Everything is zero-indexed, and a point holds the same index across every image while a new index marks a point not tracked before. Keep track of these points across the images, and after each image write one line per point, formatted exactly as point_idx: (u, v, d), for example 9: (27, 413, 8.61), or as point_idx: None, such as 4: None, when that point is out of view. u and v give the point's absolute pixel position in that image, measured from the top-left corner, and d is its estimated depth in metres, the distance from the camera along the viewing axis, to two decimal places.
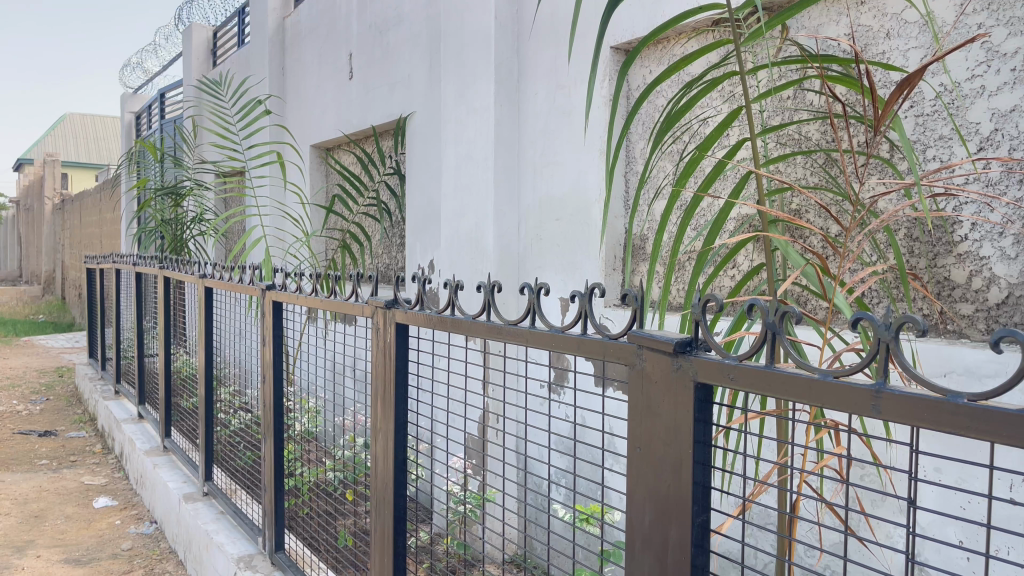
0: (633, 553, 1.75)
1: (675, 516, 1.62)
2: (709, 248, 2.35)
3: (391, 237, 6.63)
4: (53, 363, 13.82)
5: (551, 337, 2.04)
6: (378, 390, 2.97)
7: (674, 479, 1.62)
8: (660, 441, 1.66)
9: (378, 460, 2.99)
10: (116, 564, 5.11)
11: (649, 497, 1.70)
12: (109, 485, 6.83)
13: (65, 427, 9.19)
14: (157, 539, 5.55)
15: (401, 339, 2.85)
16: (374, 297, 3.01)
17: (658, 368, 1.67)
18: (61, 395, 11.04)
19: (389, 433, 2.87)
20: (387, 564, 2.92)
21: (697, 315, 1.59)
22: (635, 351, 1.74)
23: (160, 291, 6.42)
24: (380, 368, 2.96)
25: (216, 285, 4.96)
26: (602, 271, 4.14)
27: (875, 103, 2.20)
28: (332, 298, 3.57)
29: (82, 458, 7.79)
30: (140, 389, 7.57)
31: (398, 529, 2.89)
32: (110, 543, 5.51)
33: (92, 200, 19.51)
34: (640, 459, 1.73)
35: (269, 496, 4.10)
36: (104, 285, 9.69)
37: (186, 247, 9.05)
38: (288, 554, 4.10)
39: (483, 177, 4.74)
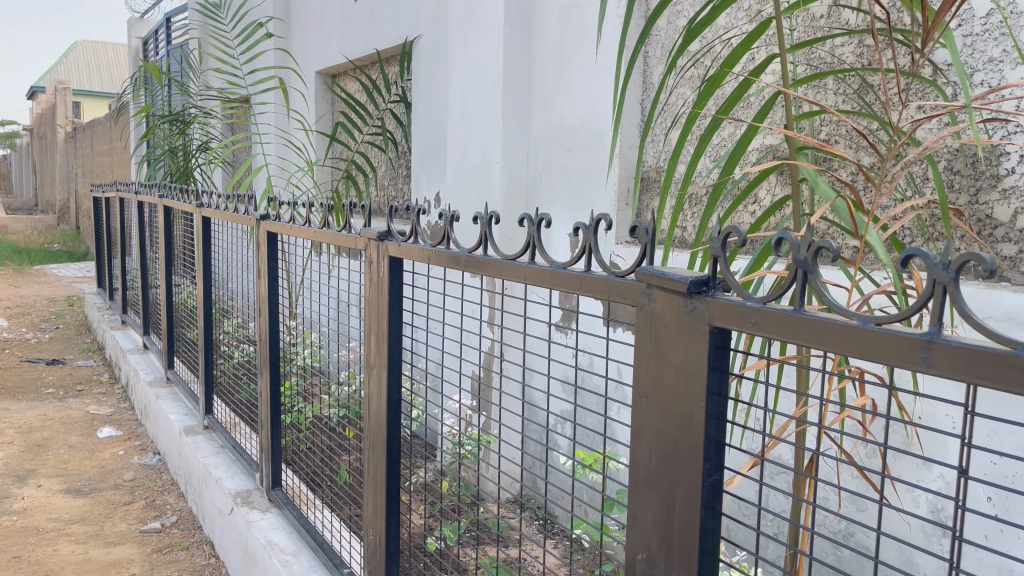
0: (634, 510, 1.60)
1: (682, 473, 1.45)
2: (728, 176, 2.12)
3: (397, 167, 6.39)
4: (64, 291, 13.83)
5: (551, 274, 1.84)
6: (371, 328, 2.81)
7: (684, 434, 1.45)
8: (670, 390, 1.48)
9: (371, 398, 2.85)
10: (118, 495, 5.07)
11: (652, 450, 1.53)
12: (115, 415, 6.77)
13: (73, 356, 9.15)
14: (160, 470, 5.48)
15: (395, 273, 2.66)
16: (367, 228, 2.81)
17: (668, 308, 1.48)
18: (71, 324, 11.01)
19: (383, 371, 2.71)
20: (380, 506, 2.81)
21: (716, 251, 1.38)
22: (644, 290, 1.54)
23: (161, 220, 6.26)
24: (373, 305, 2.79)
25: (214, 215, 4.77)
26: (614, 206, 3.92)
27: (926, 13, 1.93)
28: (327, 230, 3.37)
29: (89, 387, 7.74)
30: (145, 319, 7.48)
31: (393, 471, 2.77)
32: (112, 474, 5.45)
33: (102, 128, 19.30)
34: (647, 411, 1.55)
35: (266, 432, 3.95)
36: (111, 213, 9.52)
37: (191, 176, 8.84)
38: (285, 491, 3.96)
39: (491, 103, 4.49)
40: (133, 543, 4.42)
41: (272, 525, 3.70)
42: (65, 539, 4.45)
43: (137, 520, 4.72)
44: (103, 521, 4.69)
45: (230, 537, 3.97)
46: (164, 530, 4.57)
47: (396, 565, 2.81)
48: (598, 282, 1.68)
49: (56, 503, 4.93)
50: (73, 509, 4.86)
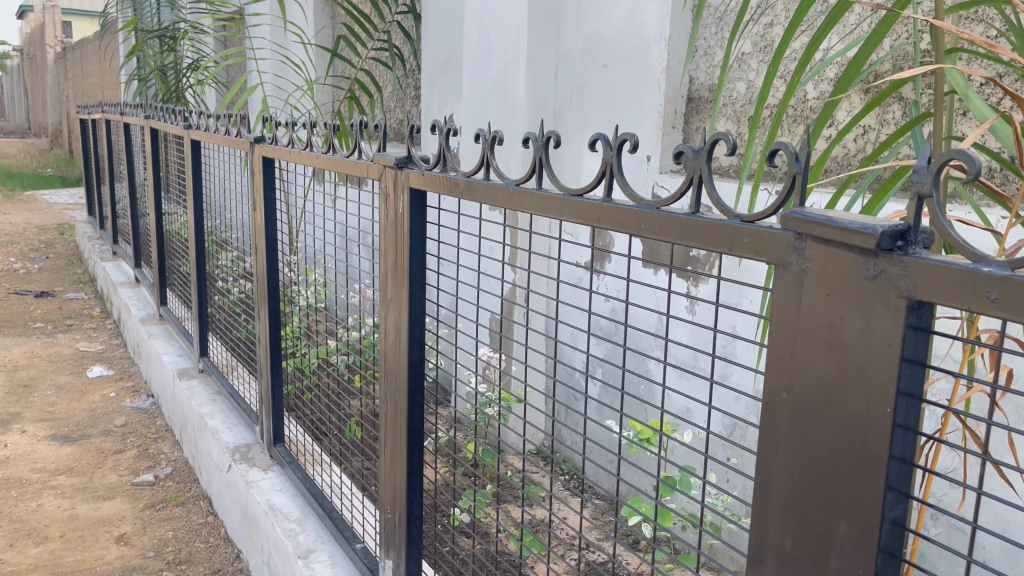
0: (760, 538, 1.17)
1: (844, 503, 1.02)
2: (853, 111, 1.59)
3: (405, 87, 5.85)
4: (55, 218, 13.34)
5: (636, 216, 1.37)
6: (386, 272, 2.37)
7: (848, 451, 1.01)
8: (828, 384, 1.04)
9: (388, 355, 2.42)
10: (108, 442, 4.71)
11: (792, 463, 1.10)
12: (106, 352, 6.39)
13: (63, 287, 8.74)
14: (153, 414, 5.11)
15: (417, 209, 2.20)
16: (381, 152, 2.33)
17: (830, 273, 1.02)
18: (61, 253, 10.56)
19: (404, 325, 2.27)
20: (400, 480, 2.42)
21: (925, 192, 0.93)
22: (792, 242, 1.07)
23: (148, 144, 5.75)
24: (390, 245, 2.33)
25: (204, 138, 4.28)
26: (659, 131, 3.44)
27: None
28: (332, 155, 2.89)
29: (79, 321, 7.34)
30: (137, 250, 7.03)
31: (414, 440, 2.37)
32: (103, 418, 5.10)
33: (90, 47, 18.47)
34: (785, 413, 1.11)
35: (266, 381, 3.53)
36: (98, 137, 8.97)
37: (182, 97, 8.26)
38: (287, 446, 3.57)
39: (515, 11, 3.94)
40: (124, 497, 4.08)
41: (273, 486, 3.32)
42: (50, 493, 4.12)
43: (129, 471, 4.37)
44: (92, 472, 4.35)
45: (228, 496, 3.62)
46: (157, 483, 4.21)
47: (419, 547, 2.43)
48: (714, 230, 1.20)
49: (41, 451, 4.58)
50: (60, 458, 4.51)
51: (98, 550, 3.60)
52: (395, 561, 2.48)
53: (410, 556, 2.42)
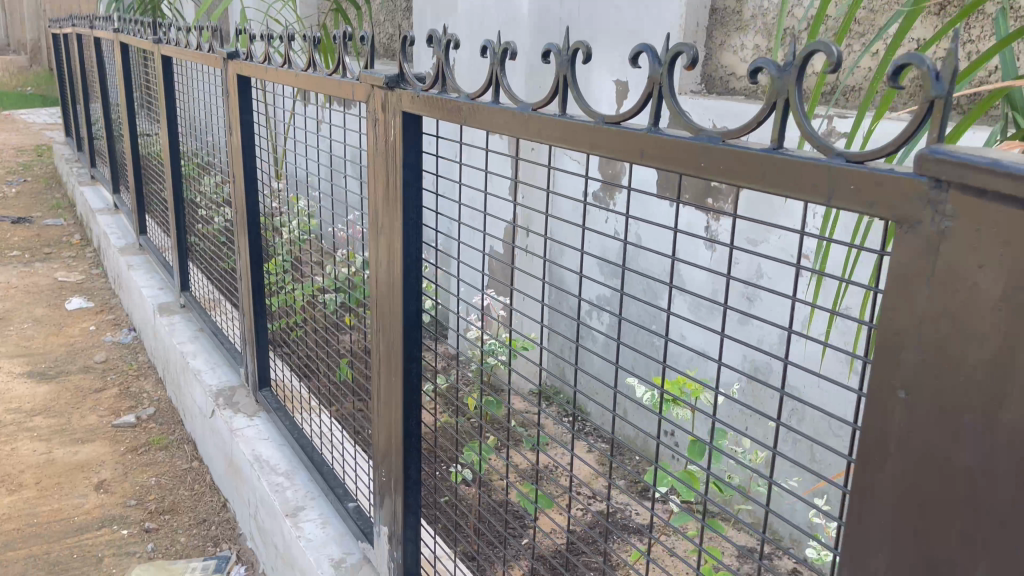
0: (856, 566, 0.93)
1: (989, 542, 0.77)
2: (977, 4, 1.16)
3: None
4: (34, 139, 12.84)
5: (693, 150, 1.07)
6: (376, 212, 2.06)
7: (998, 478, 0.75)
8: (974, 387, 0.76)
9: (380, 303, 2.12)
10: (88, 381, 4.48)
11: (911, 483, 0.84)
12: (86, 283, 6.10)
13: (43, 213, 8.37)
14: (135, 350, 4.85)
15: (412, 134, 1.89)
16: (369, 69, 2.00)
17: (986, 237, 0.74)
18: (41, 176, 10.15)
19: (398, 271, 1.97)
20: (395, 443, 2.14)
21: None
22: (929, 194, 0.79)
23: (119, 60, 5.33)
24: (380, 178, 2.02)
25: (174, 52, 3.90)
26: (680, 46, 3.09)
27: None
28: (313, 72, 2.54)
29: (58, 250, 7.02)
30: (115, 175, 6.67)
31: (411, 398, 2.08)
32: (83, 353, 4.85)
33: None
34: (901, 420, 0.84)
35: (249, 320, 3.26)
36: (70, 52, 8.46)
37: (158, 8, 7.73)
38: (274, 390, 3.32)
39: None
40: (105, 439, 3.86)
41: (260, 434, 3.10)
42: (26, 436, 3.90)
43: (109, 412, 4.14)
44: (71, 413, 4.13)
45: (213, 444, 3.40)
46: (139, 425, 3.99)
47: (416, 515, 2.17)
48: (812, 172, 0.91)
49: (17, 390, 4.35)
50: (36, 398, 4.28)
51: (77, 498, 3.39)
52: (391, 529, 2.22)
53: (408, 526, 2.17)
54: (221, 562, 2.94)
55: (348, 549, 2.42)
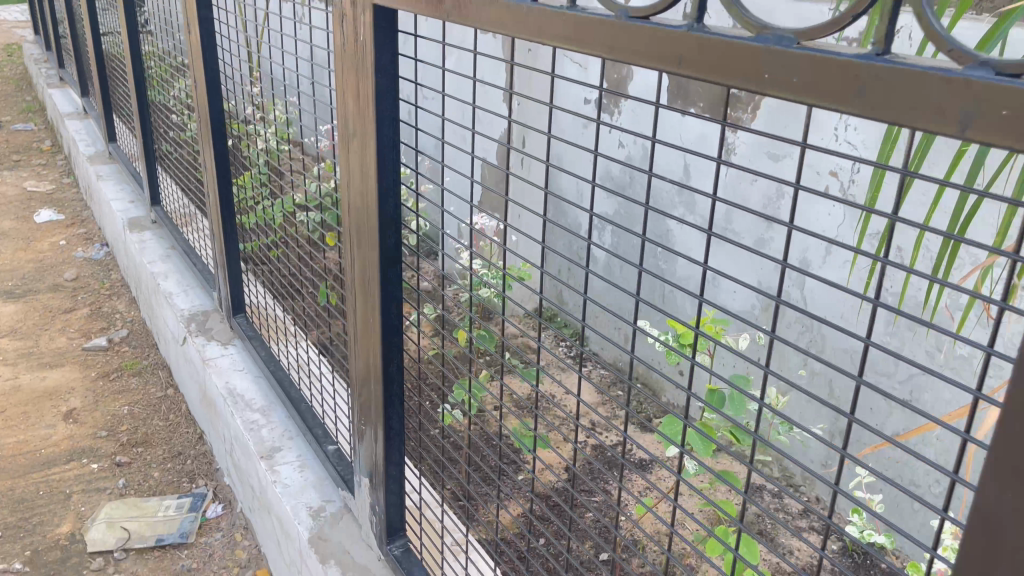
0: None
1: None
2: None
3: None
4: (2, 37, 12.18)
5: (752, 54, 0.79)
6: (347, 125, 1.75)
7: None
8: None
9: (353, 231, 1.83)
10: (57, 300, 4.23)
11: None
12: (57, 194, 5.77)
13: (12, 117, 7.93)
14: (108, 266, 4.59)
15: (386, 30, 1.57)
16: None
17: None
18: (9, 77, 9.61)
19: (374, 194, 1.68)
20: (373, 392, 1.87)
21: None
22: None
23: None
24: (350, 83, 1.70)
25: None
26: None
27: None
28: None
29: (27, 157, 6.64)
30: (82, 78, 6.23)
31: (391, 340, 1.81)
32: (52, 271, 4.58)
33: None
34: None
35: (219, 241, 2.97)
36: None
37: None
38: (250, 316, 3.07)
39: None
40: (75, 364, 3.65)
41: (234, 365, 2.86)
42: None
43: (80, 334, 3.91)
44: (39, 335, 3.90)
45: (187, 372, 3.17)
46: (111, 348, 3.76)
47: (398, 470, 1.92)
48: (937, 85, 0.64)
49: None
50: (2, 318, 4.04)
51: (44, 429, 3.20)
52: (372, 480, 1.97)
53: (389, 476, 1.90)
54: (196, 501, 2.75)
55: (328, 496, 2.22)
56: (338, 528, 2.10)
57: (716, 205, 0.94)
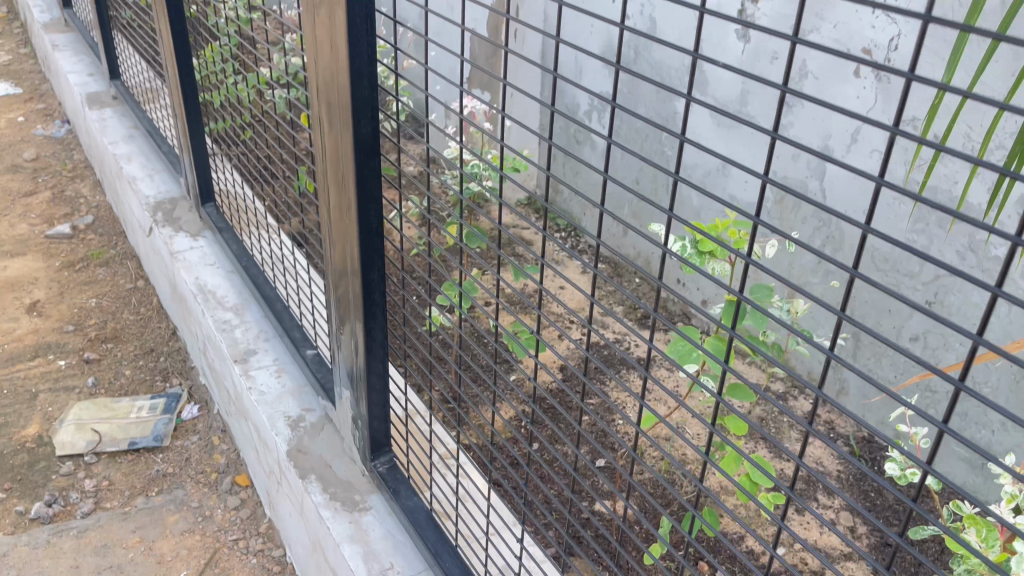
0: None
1: None
2: None
3: None
4: None
5: None
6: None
7: None
8: None
9: (322, 117, 1.58)
10: (16, 184, 3.94)
11: None
12: (13, 66, 5.35)
13: None
14: (70, 147, 4.27)
15: None
16: None
17: None
18: None
19: (346, 73, 1.43)
20: (352, 299, 1.67)
21: None
22: None
23: None
24: None
25: None
26: None
27: None
28: None
29: None
30: None
31: (371, 242, 1.60)
32: (11, 151, 4.27)
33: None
34: None
35: (181, 122, 2.70)
36: None
37: None
38: (220, 205, 2.84)
39: None
40: (37, 254, 3.42)
41: (204, 260, 2.65)
42: None
43: (42, 220, 3.66)
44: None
45: (156, 264, 2.96)
46: (76, 237, 3.52)
47: (382, 383, 1.75)
48: None
49: None
50: None
51: (7, 323, 3.01)
52: (354, 392, 1.80)
53: (372, 389, 1.73)
54: (170, 402, 2.60)
55: (309, 405, 2.07)
56: (319, 440, 1.95)
57: (774, 121, 0.73)
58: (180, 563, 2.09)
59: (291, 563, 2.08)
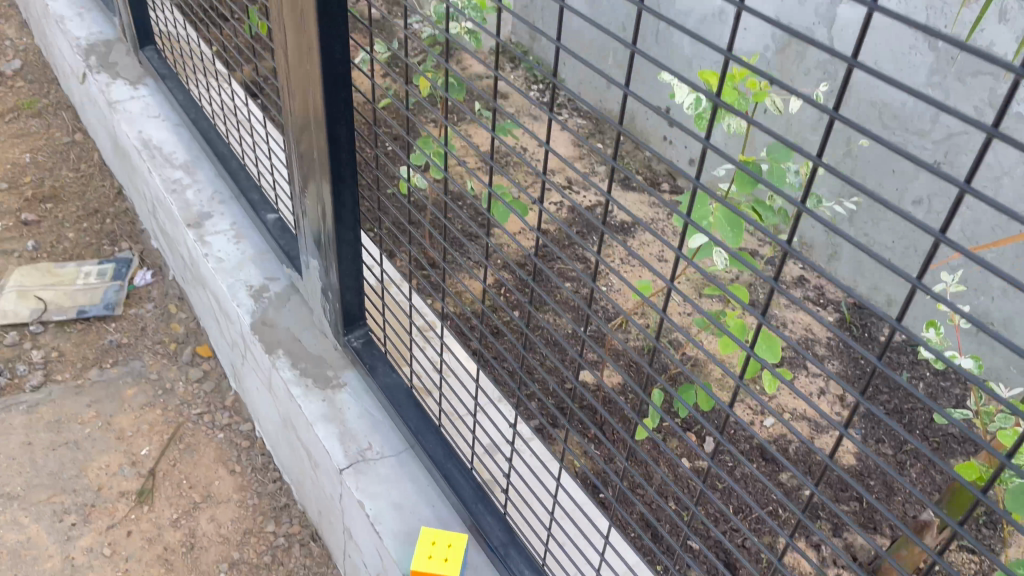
0: None
1: None
2: None
3: None
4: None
5: None
6: None
7: None
8: None
9: None
10: None
11: None
12: None
13: None
14: None
15: None
16: None
17: None
18: None
19: None
20: (316, 159, 1.48)
21: None
22: None
23: None
24: None
25: None
26: None
27: None
28: None
29: None
30: None
31: (337, 93, 1.38)
32: None
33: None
34: None
35: None
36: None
37: None
38: (162, 48, 2.53)
39: None
40: None
41: (146, 110, 2.39)
42: None
43: None
44: None
45: (94, 115, 2.68)
46: (3, 84, 3.18)
47: (353, 252, 1.58)
48: None
49: None
50: None
51: None
52: (323, 261, 1.63)
53: (343, 258, 1.57)
54: (120, 267, 2.41)
55: (273, 274, 1.90)
56: (286, 312, 1.80)
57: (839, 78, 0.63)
58: (142, 439, 1.97)
59: (260, 437, 1.97)
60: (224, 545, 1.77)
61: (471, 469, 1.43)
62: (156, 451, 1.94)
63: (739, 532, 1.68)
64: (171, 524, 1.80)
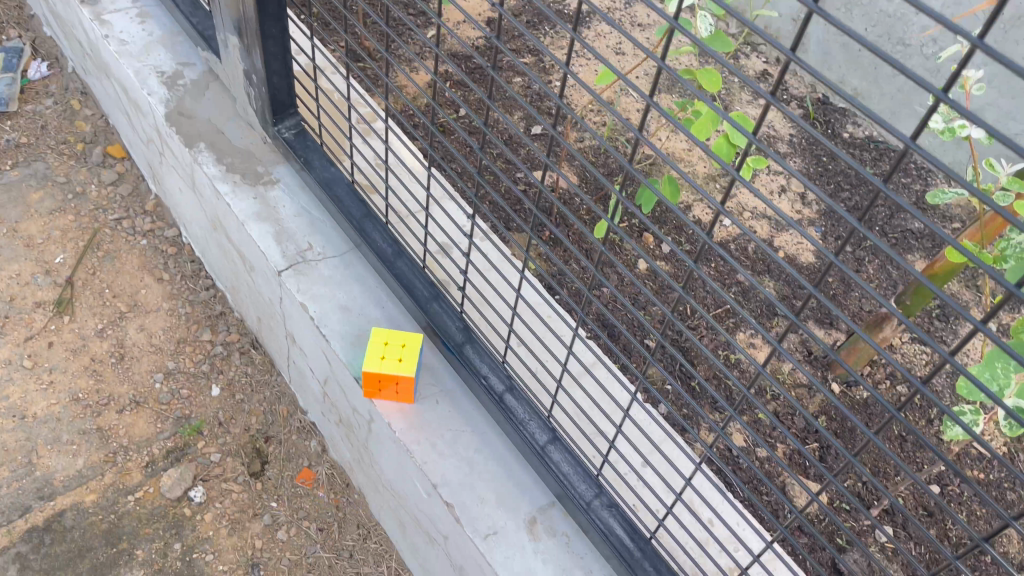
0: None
1: None
2: None
3: None
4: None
5: None
6: None
7: None
8: None
9: None
10: None
11: None
12: None
13: None
14: None
15: None
16: None
17: None
18: None
19: None
20: None
21: None
22: None
23: None
24: None
25: None
26: None
27: None
28: None
29: None
30: None
31: None
32: None
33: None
34: None
35: None
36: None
37: None
38: None
39: None
40: None
41: None
42: None
43: None
44: None
45: None
46: None
47: (278, 28, 1.36)
48: None
49: None
50: None
51: None
52: (243, 39, 1.41)
53: (267, 37, 1.35)
54: (8, 56, 2.11)
55: (186, 59, 1.67)
56: (204, 101, 1.60)
57: None
58: (54, 246, 1.79)
59: (188, 243, 1.82)
60: (157, 355, 1.67)
61: (424, 267, 1.32)
62: (72, 259, 1.78)
63: (697, 331, 1.65)
64: (97, 334, 1.68)
